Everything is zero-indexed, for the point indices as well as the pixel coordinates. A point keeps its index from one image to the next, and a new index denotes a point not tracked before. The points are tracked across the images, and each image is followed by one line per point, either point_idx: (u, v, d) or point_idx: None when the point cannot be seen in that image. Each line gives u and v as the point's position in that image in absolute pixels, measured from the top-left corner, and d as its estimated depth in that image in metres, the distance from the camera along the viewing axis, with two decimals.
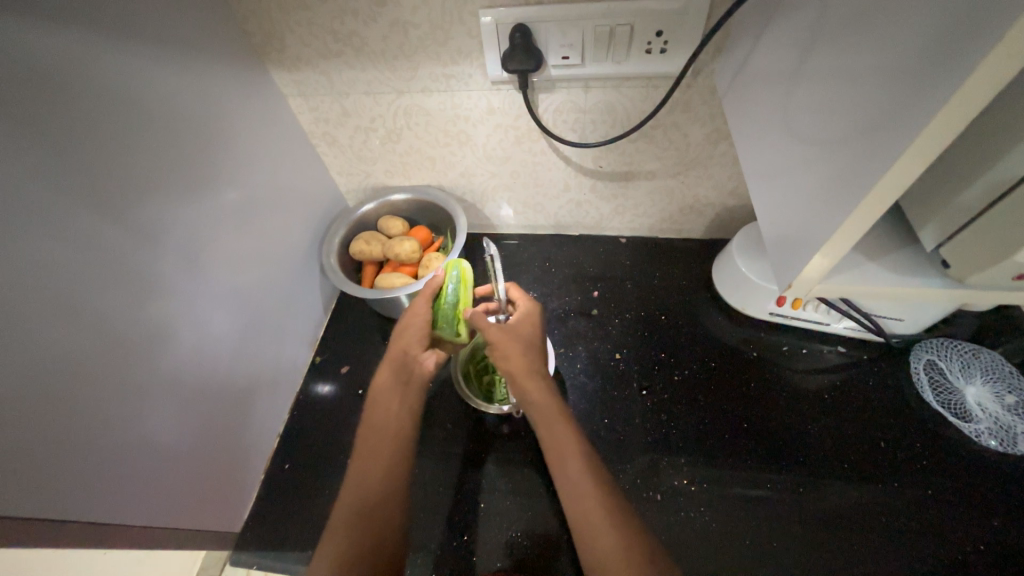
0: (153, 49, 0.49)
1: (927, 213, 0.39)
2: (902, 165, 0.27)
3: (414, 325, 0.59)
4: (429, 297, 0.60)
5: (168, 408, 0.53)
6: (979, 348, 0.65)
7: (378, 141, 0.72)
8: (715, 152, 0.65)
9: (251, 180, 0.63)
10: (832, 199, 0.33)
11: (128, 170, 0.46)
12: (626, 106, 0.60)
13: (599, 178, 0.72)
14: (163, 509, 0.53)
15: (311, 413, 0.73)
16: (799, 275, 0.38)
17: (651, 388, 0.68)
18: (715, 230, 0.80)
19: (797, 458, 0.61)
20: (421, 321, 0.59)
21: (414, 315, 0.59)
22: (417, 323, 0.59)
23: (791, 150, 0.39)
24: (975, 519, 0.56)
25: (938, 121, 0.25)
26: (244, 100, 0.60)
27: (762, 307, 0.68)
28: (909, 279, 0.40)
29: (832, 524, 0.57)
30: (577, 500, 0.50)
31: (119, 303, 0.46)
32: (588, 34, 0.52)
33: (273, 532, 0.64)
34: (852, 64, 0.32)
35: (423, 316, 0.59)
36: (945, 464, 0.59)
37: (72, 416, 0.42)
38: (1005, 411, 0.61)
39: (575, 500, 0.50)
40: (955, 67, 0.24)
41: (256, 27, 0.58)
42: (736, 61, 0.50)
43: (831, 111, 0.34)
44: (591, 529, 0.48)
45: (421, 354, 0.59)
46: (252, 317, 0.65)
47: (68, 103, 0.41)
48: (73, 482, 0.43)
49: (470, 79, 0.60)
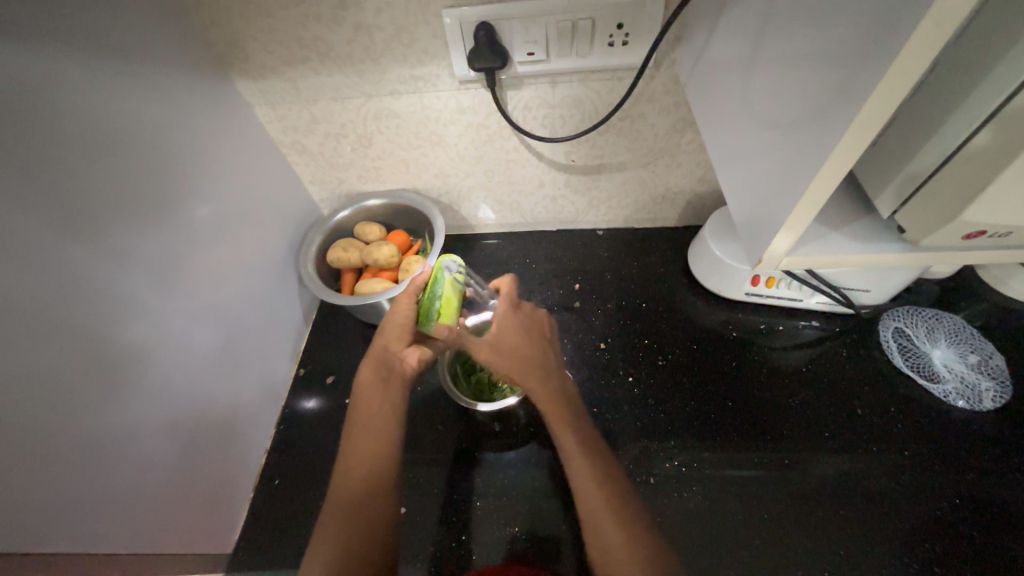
0: (109, 60, 0.47)
1: (881, 182, 0.41)
2: (853, 134, 0.29)
3: (396, 320, 0.59)
4: (412, 294, 0.60)
5: (151, 431, 0.51)
6: (940, 313, 0.68)
7: (349, 147, 0.71)
8: (682, 141, 0.67)
9: (221, 192, 0.62)
10: (794, 174, 0.34)
11: (93, 186, 0.45)
12: (594, 99, 0.62)
13: (572, 172, 0.73)
14: (150, 534, 0.51)
15: (298, 427, 0.72)
16: (767, 250, 0.40)
17: (636, 375, 0.69)
18: (688, 217, 0.82)
19: (780, 431, 0.63)
20: (406, 315, 0.59)
21: (399, 310, 0.60)
22: (401, 318, 0.60)
23: (753, 130, 0.41)
24: (949, 474, 0.58)
25: (884, 90, 0.26)
26: (209, 111, 0.59)
27: (737, 288, 0.70)
28: (870, 246, 0.42)
29: (818, 492, 0.59)
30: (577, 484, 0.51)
31: (92, 323, 0.45)
32: (553, 29, 0.53)
33: (265, 551, 0.63)
34: (801, 42, 0.34)
35: (408, 311, 0.60)
36: (918, 425, 0.62)
37: (50, 444, 0.41)
38: (969, 369, 0.64)
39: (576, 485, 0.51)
40: (896, 37, 0.25)
41: (217, 36, 0.57)
42: (695, 49, 0.52)
43: (787, 90, 0.35)
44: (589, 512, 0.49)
45: (402, 350, 0.60)
46: (232, 332, 0.64)
47: (24, 119, 0.40)
48: (53, 512, 0.41)
49: (439, 79, 0.60)
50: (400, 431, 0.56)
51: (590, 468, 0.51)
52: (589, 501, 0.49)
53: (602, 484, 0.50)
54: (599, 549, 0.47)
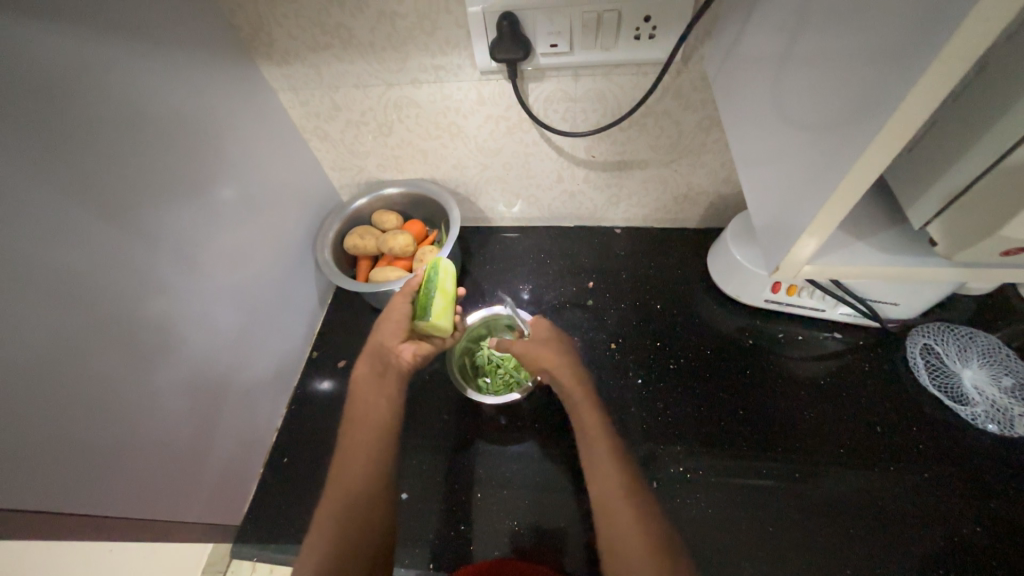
0: (140, 43, 0.48)
1: (913, 190, 0.39)
2: (883, 139, 0.27)
3: (391, 318, 0.61)
4: (407, 296, 0.62)
5: (170, 403, 0.54)
6: (974, 331, 0.65)
7: (370, 135, 0.72)
8: (707, 140, 0.65)
9: (243, 175, 0.63)
10: (818, 179, 0.33)
11: (120, 166, 0.46)
12: (616, 93, 0.60)
13: (591, 168, 0.72)
14: (162, 503, 0.54)
15: (309, 408, 0.73)
16: (788, 256, 0.38)
17: (646, 378, 0.68)
18: (710, 219, 0.80)
19: (792, 445, 0.61)
20: (401, 315, 0.61)
21: (393, 310, 0.61)
22: (396, 317, 0.61)
23: (781, 131, 0.39)
24: (973, 502, 0.56)
25: (918, 92, 0.25)
26: (233, 95, 0.60)
27: (757, 294, 0.68)
28: (898, 258, 0.40)
29: (828, 508, 0.57)
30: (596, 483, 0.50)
31: (115, 299, 0.47)
32: (577, 21, 0.52)
33: (272, 525, 0.65)
34: (834, 42, 0.32)
35: (401, 310, 0.61)
36: (942, 448, 0.59)
37: (69, 412, 0.43)
38: (1002, 393, 0.60)
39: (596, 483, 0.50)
40: (935, 36, 0.24)
41: (244, 21, 0.58)
42: (725, 44, 0.50)
43: (818, 91, 0.34)
44: (606, 512, 0.48)
45: (396, 346, 0.61)
46: (250, 313, 0.66)
47: (57, 98, 0.41)
48: (71, 477, 0.43)
49: (460, 70, 0.60)
50: (395, 423, 0.57)
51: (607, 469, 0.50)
52: (608, 503, 0.48)
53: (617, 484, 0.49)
54: (618, 549, 0.45)
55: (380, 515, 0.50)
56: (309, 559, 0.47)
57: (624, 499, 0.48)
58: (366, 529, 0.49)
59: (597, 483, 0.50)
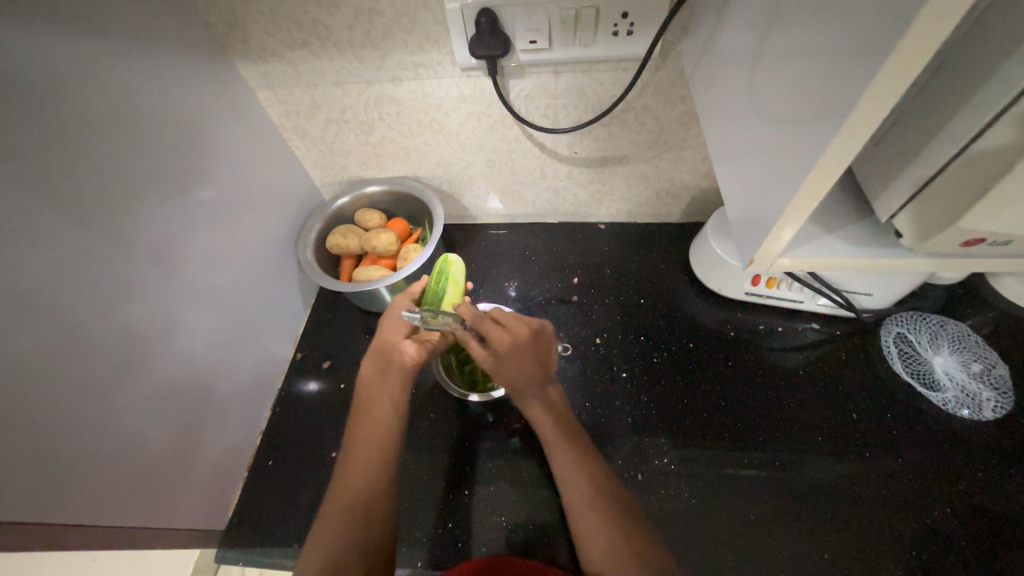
0: (112, 42, 0.47)
1: (878, 185, 0.40)
2: (844, 137, 0.28)
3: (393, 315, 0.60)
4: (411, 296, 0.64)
5: (146, 411, 0.52)
6: (945, 320, 0.67)
7: (351, 133, 0.71)
8: (687, 135, 0.66)
9: (222, 177, 0.62)
10: (788, 174, 0.34)
11: (96, 167, 0.46)
12: (597, 89, 0.60)
13: (574, 164, 0.72)
14: (144, 509, 0.53)
15: (294, 409, 0.73)
16: (762, 250, 0.39)
17: (631, 371, 0.69)
18: (691, 213, 0.81)
19: (772, 433, 0.62)
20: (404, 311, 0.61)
21: (395, 309, 0.61)
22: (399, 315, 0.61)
23: (755, 127, 0.39)
24: (945, 485, 0.58)
25: (879, 87, 0.26)
26: (210, 95, 0.59)
27: (738, 287, 0.69)
28: (867, 251, 0.41)
29: (807, 495, 0.58)
30: (563, 485, 0.51)
31: (91, 304, 0.46)
32: (555, 17, 0.52)
33: (259, 529, 0.64)
34: (802, 43, 0.33)
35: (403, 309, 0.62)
36: (917, 435, 0.61)
37: (44, 422, 0.42)
38: (971, 379, 0.63)
39: (564, 482, 0.51)
40: (890, 37, 0.25)
41: (217, 17, 0.57)
42: (701, 40, 0.50)
43: (788, 89, 0.34)
44: (574, 513, 0.49)
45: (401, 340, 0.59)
46: (233, 315, 0.65)
47: (27, 100, 0.40)
48: (47, 488, 0.42)
49: (440, 66, 0.59)
50: (399, 423, 0.57)
51: (575, 471, 0.51)
52: (574, 501, 0.50)
53: (585, 491, 0.50)
54: (586, 550, 0.47)
55: (379, 513, 0.50)
56: (313, 554, 0.47)
57: (591, 496, 0.49)
58: (367, 527, 0.49)
59: (565, 483, 0.51)
